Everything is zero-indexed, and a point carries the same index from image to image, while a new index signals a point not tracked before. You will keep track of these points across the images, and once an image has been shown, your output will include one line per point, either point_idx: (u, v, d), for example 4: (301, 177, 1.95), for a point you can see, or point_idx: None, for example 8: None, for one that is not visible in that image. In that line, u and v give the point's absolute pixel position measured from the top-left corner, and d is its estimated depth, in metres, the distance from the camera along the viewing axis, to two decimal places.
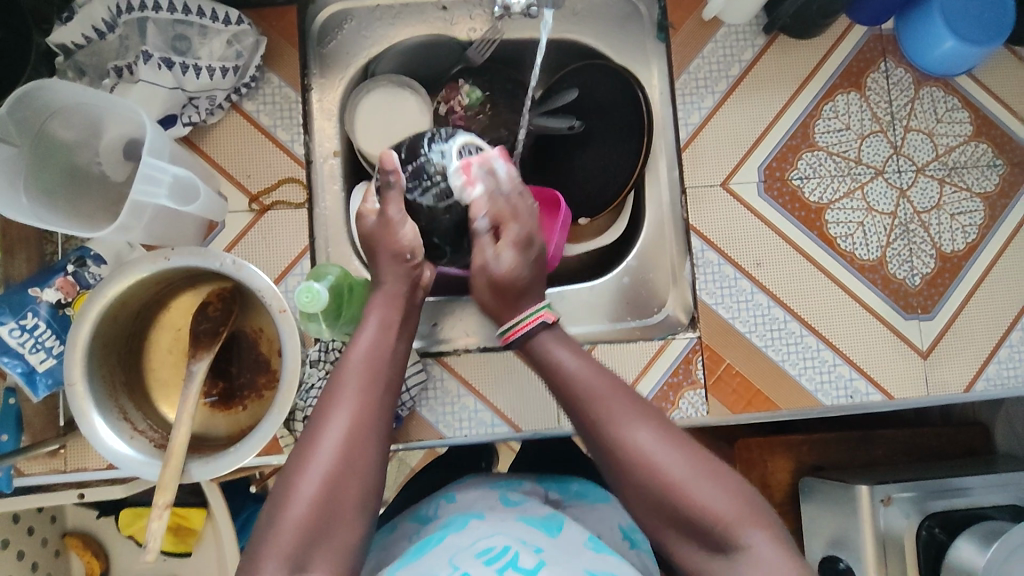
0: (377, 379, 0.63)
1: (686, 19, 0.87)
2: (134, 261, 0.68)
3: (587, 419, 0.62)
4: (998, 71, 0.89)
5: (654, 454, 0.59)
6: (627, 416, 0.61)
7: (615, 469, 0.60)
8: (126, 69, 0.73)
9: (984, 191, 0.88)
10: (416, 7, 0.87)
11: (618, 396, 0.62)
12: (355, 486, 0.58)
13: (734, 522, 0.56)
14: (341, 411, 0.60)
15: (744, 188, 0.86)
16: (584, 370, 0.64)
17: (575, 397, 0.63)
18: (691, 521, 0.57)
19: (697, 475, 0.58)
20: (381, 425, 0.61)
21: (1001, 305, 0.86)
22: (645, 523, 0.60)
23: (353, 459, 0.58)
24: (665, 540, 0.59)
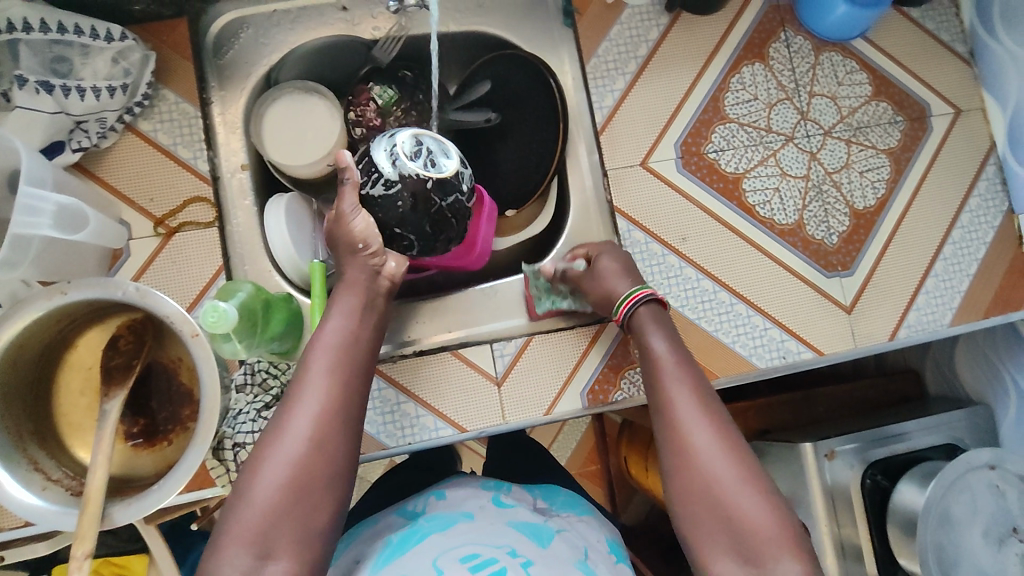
0: (348, 369, 0.63)
1: (590, 4, 0.87)
2: (28, 299, 0.63)
3: (657, 396, 0.67)
4: (889, 31, 0.93)
5: (707, 451, 0.61)
6: (695, 412, 0.64)
7: (670, 459, 0.63)
8: (2, 96, 0.68)
9: (888, 147, 0.91)
10: (315, 10, 0.85)
11: (688, 383, 0.66)
12: (333, 468, 0.59)
13: (769, 540, 0.57)
14: (314, 390, 0.61)
15: (663, 166, 0.87)
16: (666, 351, 0.69)
17: (654, 375, 0.68)
18: (726, 524, 0.59)
19: (743, 483, 0.60)
20: (355, 412, 0.62)
21: (915, 254, 0.90)
22: (679, 516, 0.62)
23: (332, 440, 0.59)
24: (693, 539, 0.61)
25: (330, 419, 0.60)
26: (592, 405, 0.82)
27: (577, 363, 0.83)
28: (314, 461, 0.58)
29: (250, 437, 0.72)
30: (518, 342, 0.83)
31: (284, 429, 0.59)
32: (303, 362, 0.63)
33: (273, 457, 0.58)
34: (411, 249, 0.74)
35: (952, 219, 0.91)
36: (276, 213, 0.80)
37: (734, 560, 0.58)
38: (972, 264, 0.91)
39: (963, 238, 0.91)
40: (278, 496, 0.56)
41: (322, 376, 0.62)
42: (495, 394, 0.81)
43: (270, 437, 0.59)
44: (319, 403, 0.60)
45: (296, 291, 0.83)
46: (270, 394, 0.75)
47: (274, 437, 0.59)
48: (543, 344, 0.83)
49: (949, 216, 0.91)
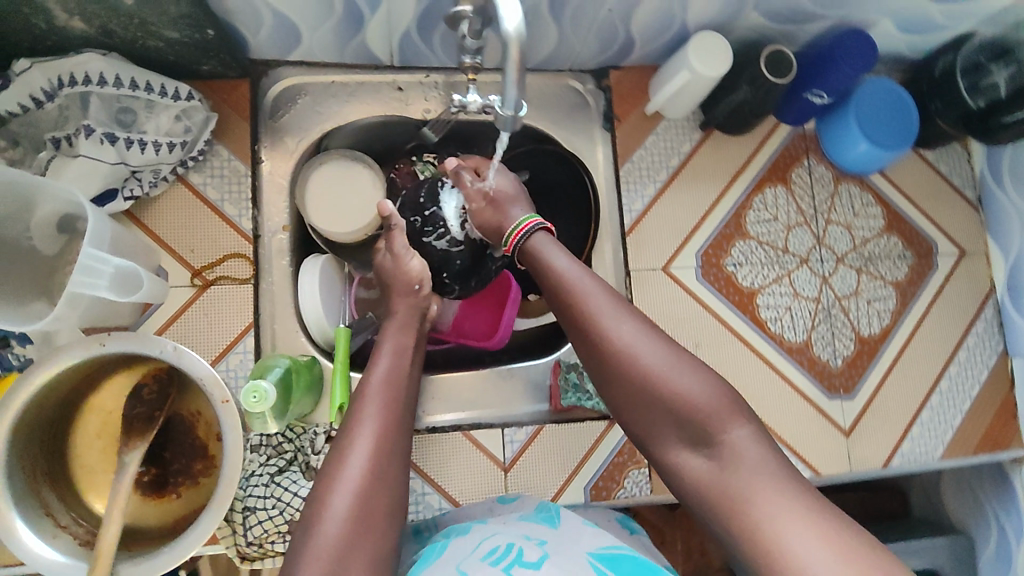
0: (396, 401, 0.66)
1: (631, 112, 0.92)
2: (67, 347, 0.64)
3: (568, 312, 0.67)
4: (906, 171, 0.99)
5: (633, 347, 0.63)
6: (607, 310, 0.65)
7: (599, 365, 0.65)
8: (65, 141, 0.70)
9: (895, 279, 0.96)
10: (371, 86, 0.88)
11: (592, 288, 0.67)
12: (390, 497, 0.61)
13: (717, 415, 0.60)
14: (369, 425, 0.63)
15: (683, 273, 0.91)
16: (570, 269, 0.68)
17: (561, 290, 0.68)
18: (672, 416, 0.61)
19: (677, 370, 0.62)
20: (402, 441, 0.65)
21: (913, 385, 0.94)
22: (632, 424, 0.65)
23: (387, 468, 0.62)
24: (654, 439, 0.64)
25: (387, 449, 0.62)
26: (594, 500, 0.84)
27: (584, 457, 0.85)
28: (374, 489, 0.60)
29: (263, 501, 0.73)
30: (529, 429, 0.85)
31: (342, 466, 0.60)
32: (354, 401, 0.66)
33: (339, 488, 0.59)
34: (450, 292, 0.89)
35: (950, 355, 0.96)
36: (312, 276, 0.83)
37: (693, 450, 0.61)
38: (966, 401, 0.95)
39: (959, 374, 0.95)
40: (348, 524, 0.57)
41: (376, 410, 0.64)
42: (500, 480, 0.83)
43: (330, 473, 0.60)
44: (372, 431, 0.62)
45: (320, 353, 0.84)
46: (283, 457, 0.77)
47: (335, 471, 0.60)
48: (552, 433, 0.85)
49: (947, 352, 0.96)
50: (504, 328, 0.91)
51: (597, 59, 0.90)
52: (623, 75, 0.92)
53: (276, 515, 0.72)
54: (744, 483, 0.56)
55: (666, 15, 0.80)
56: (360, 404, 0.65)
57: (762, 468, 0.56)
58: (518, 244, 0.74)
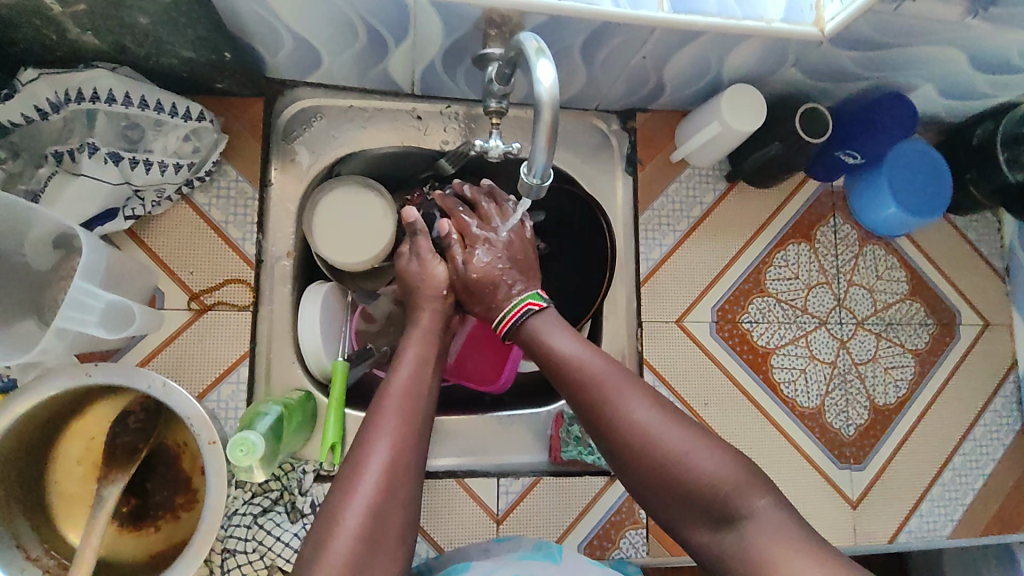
0: (417, 412, 0.62)
1: (655, 156, 0.89)
2: (49, 375, 0.62)
3: (574, 387, 0.64)
4: (933, 235, 0.96)
5: (648, 430, 0.59)
6: (619, 390, 0.62)
7: (610, 448, 0.61)
8: (68, 155, 0.67)
9: (915, 348, 0.93)
10: (389, 112, 0.85)
11: (596, 360, 0.64)
12: (404, 519, 0.57)
13: (740, 489, 0.56)
14: (386, 439, 0.59)
15: (697, 327, 0.87)
16: (572, 346, 0.66)
17: (565, 366, 0.65)
18: (694, 494, 0.57)
19: (692, 444, 0.58)
20: (422, 456, 0.60)
21: (925, 459, 0.91)
22: (655, 506, 0.60)
23: (403, 486, 0.57)
24: (678, 524, 0.59)
25: (405, 468, 0.58)
26: (587, 558, 0.81)
27: (581, 512, 0.82)
28: (388, 509, 0.56)
29: (243, 544, 0.69)
30: (525, 480, 0.82)
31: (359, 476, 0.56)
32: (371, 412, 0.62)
33: (351, 506, 0.54)
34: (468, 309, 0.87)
35: (965, 430, 0.92)
36: (312, 307, 0.80)
37: (718, 527, 0.56)
38: (978, 479, 0.91)
39: (973, 450, 0.92)
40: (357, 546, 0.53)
41: (393, 424, 0.60)
42: (492, 531, 0.80)
43: (341, 488, 0.56)
44: (393, 442, 0.59)
45: (315, 387, 0.81)
46: (269, 496, 0.73)
47: (345, 488, 0.56)
48: (550, 486, 0.82)
49: (963, 426, 0.93)
50: (509, 368, 0.88)
51: (624, 101, 0.87)
52: (650, 118, 0.90)
53: (256, 559, 0.69)
54: (766, 554, 0.52)
55: (703, 65, 0.77)
56: (377, 416, 0.61)
57: (785, 535, 0.52)
58: (513, 326, 0.71)
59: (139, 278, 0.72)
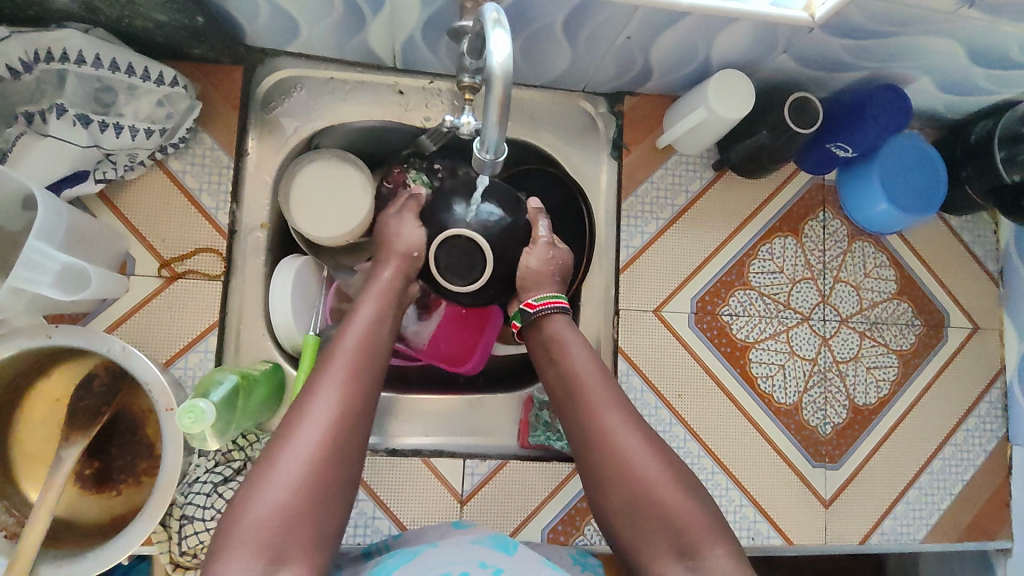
0: (368, 364, 0.63)
1: (641, 141, 0.87)
2: (11, 337, 0.62)
3: (573, 402, 0.68)
4: (925, 233, 0.93)
5: (636, 457, 0.63)
6: (613, 412, 0.65)
7: (594, 464, 0.64)
8: (38, 116, 0.66)
9: (899, 349, 0.91)
10: (371, 86, 0.84)
11: (599, 379, 0.68)
12: (340, 476, 0.57)
13: (704, 533, 0.59)
14: (327, 394, 0.59)
15: (675, 317, 0.86)
16: (584, 360, 0.69)
17: (570, 381, 0.69)
18: (665, 524, 0.60)
19: (673, 483, 0.62)
20: (367, 409, 0.61)
21: (903, 461, 0.89)
22: (621, 530, 0.63)
23: (342, 443, 0.57)
24: (637, 552, 0.61)
25: (344, 424, 0.58)
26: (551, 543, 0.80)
27: (546, 498, 0.81)
28: (327, 464, 0.56)
29: (202, 511, 0.68)
30: (492, 463, 0.81)
31: (297, 427, 0.57)
32: (318, 365, 0.62)
33: (285, 455, 0.55)
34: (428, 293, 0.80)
35: (946, 434, 0.91)
36: (285, 283, 0.79)
37: (675, 558, 0.59)
38: (956, 484, 0.90)
39: (953, 455, 0.90)
40: (292, 495, 0.53)
41: (336, 383, 0.60)
42: (455, 512, 0.80)
43: (278, 440, 0.57)
44: (337, 392, 0.59)
45: (284, 359, 0.81)
46: (230, 466, 0.73)
47: (283, 440, 0.56)
48: (517, 470, 0.81)
49: (944, 431, 0.91)
50: (479, 353, 0.87)
51: (611, 84, 0.85)
52: (638, 102, 0.87)
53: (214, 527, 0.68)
54: None
55: (690, 49, 0.74)
56: (322, 373, 0.61)
57: None
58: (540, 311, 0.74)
59: (109, 243, 0.72)
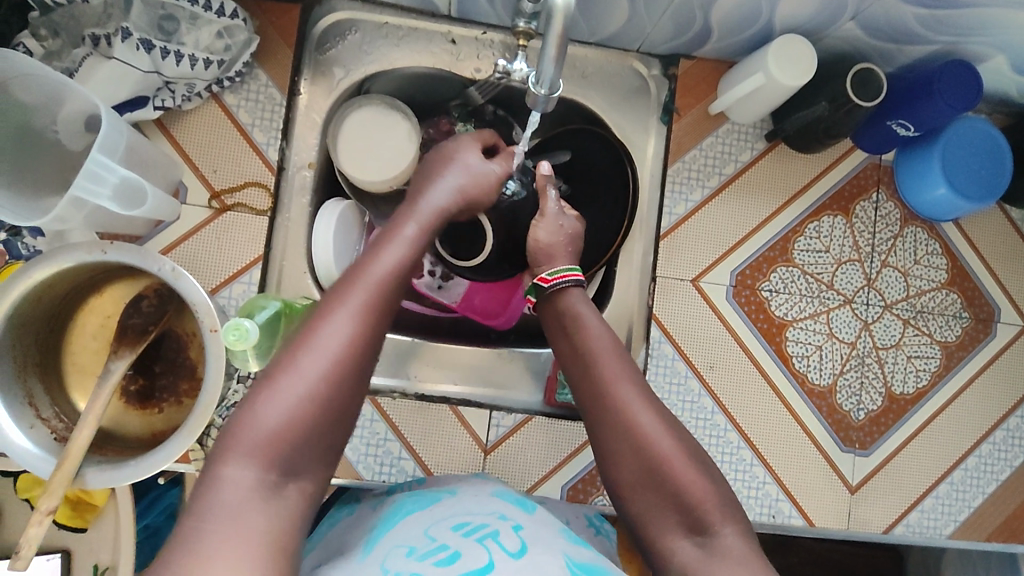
0: (388, 297, 0.59)
1: (693, 106, 0.86)
2: (68, 249, 0.64)
3: (586, 374, 0.67)
4: (984, 223, 0.90)
5: (649, 432, 0.63)
6: (625, 382, 0.66)
7: (605, 434, 0.65)
8: (103, 39, 0.68)
9: (944, 340, 0.88)
10: (424, 33, 0.84)
11: (612, 353, 0.67)
12: (345, 402, 0.56)
13: (716, 511, 0.60)
14: (346, 314, 0.57)
15: (713, 289, 0.85)
16: (598, 332, 0.69)
17: (583, 353, 0.68)
18: (675, 499, 0.61)
19: (686, 459, 0.62)
20: (375, 345, 0.58)
21: (937, 455, 0.87)
22: (629, 500, 0.63)
23: (349, 369, 0.56)
24: (645, 523, 0.62)
25: (357, 351, 0.56)
26: (569, 500, 0.81)
27: (568, 456, 0.82)
28: (338, 383, 0.55)
29: None
30: (517, 417, 0.82)
31: (301, 356, 0.55)
32: (343, 281, 0.59)
33: (295, 377, 0.54)
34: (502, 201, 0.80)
35: (985, 432, 0.88)
36: (328, 222, 0.80)
37: (685, 534, 0.60)
38: (991, 484, 0.87)
39: (990, 454, 0.88)
40: (299, 416, 0.54)
41: (354, 305, 0.57)
42: (479, 461, 0.81)
43: (292, 356, 0.55)
44: (350, 322, 0.56)
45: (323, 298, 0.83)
46: None
47: (290, 362, 0.55)
48: (541, 426, 0.82)
49: (982, 428, 0.88)
50: (511, 309, 0.89)
51: (667, 45, 0.83)
52: (694, 66, 0.86)
53: None
54: None
55: (752, 9, 0.72)
56: (341, 292, 0.58)
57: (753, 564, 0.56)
58: (556, 286, 0.74)
59: (164, 169, 0.74)
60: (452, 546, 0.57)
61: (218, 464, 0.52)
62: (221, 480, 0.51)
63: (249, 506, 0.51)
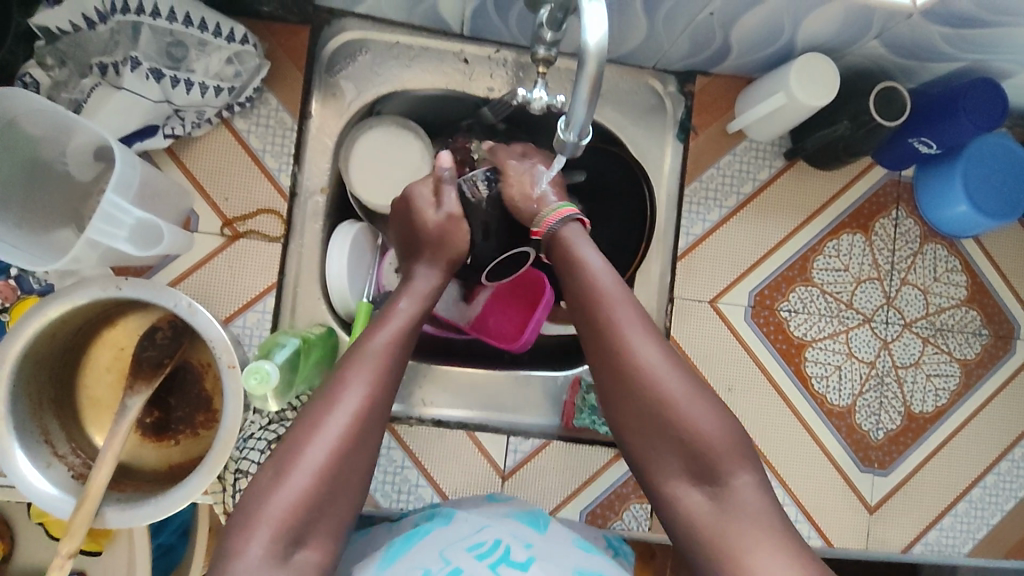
0: (389, 374, 0.63)
1: (710, 124, 0.84)
2: (82, 286, 0.63)
3: (591, 313, 0.66)
4: (1004, 239, 0.89)
5: (655, 372, 0.62)
6: (626, 317, 0.64)
7: (609, 374, 0.64)
8: (111, 67, 0.66)
9: (963, 357, 0.87)
10: (436, 53, 0.82)
11: (619, 293, 0.66)
12: (349, 482, 0.58)
13: (723, 453, 0.60)
14: (357, 389, 0.60)
15: (731, 310, 0.84)
16: (601, 270, 0.67)
17: (586, 291, 0.67)
18: (681, 443, 0.61)
19: (692, 398, 0.62)
20: (379, 424, 0.61)
21: (956, 473, 0.86)
22: (631, 442, 0.63)
23: (353, 451, 0.59)
24: (648, 466, 0.62)
25: (361, 427, 0.59)
26: (587, 524, 0.81)
27: (587, 480, 0.81)
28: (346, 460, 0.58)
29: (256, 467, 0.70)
30: (535, 442, 0.82)
31: (309, 440, 0.58)
32: (350, 358, 0.63)
33: (310, 448, 0.57)
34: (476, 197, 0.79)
35: (1004, 449, 0.88)
36: (342, 242, 0.79)
37: (693, 483, 0.60)
38: (1009, 501, 0.87)
39: (1009, 471, 0.87)
40: (309, 488, 0.56)
41: (362, 384, 0.61)
42: (496, 486, 0.80)
43: (307, 428, 0.58)
44: (356, 402, 0.60)
45: (338, 324, 0.82)
46: (283, 424, 0.73)
47: (297, 448, 0.57)
48: (560, 450, 0.82)
49: (1001, 445, 0.88)
50: (530, 327, 0.85)
51: (684, 62, 0.81)
52: (710, 83, 0.84)
53: None
54: (733, 528, 0.56)
55: (773, 28, 0.71)
56: (346, 372, 0.61)
57: (760, 516, 0.56)
58: (551, 230, 0.72)
59: (176, 199, 0.73)
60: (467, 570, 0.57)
61: (232, 546, 0.54)
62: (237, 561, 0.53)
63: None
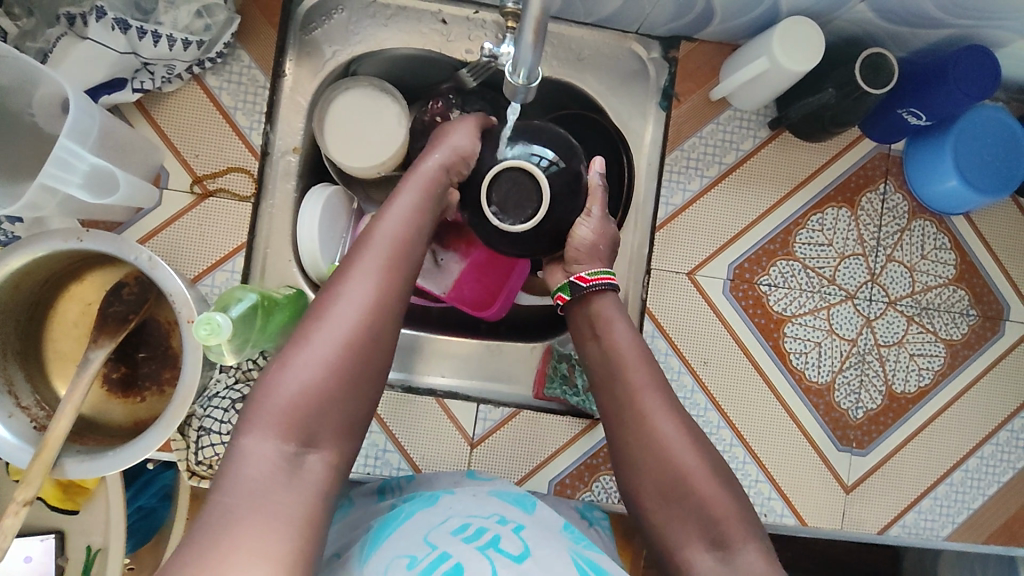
0: (397, 262, 0.62)
1: (693, 92, 0.82)
2: (43, 237, 0.63)
3: (616, 385, 0.66)
4: (996, 216, 0.86)
5: (676, 445, 0.62)
6: (651, 386, 0.65)
7: (631, 451, 0.64)
8: (79, 18, 0.65)
9: (949, 338, 0.85)
10: (413, 13, 0.81)
11: (642, 362, 0.67)
12: (360, 372, 0.58)
13: (736, 525, 0.59)
14: (364, 279, 0.60)
15: (709, 283, 0.82)
16: (628, 341, 0.68)
17: (613, 360, 0.67)
18: (697, 512, 0.60)
19: (710, 475, 0.61)
20: (390, 315, 0.60)
21: (937, 454, 0.84)
22: (648, 511, 0.62)
23: (364, 339, 0.58)
24: (663, 537, 0.61)
25: (372, 316, 0.59)
26: (556, 495, 0.80)
27: (557, 450, 0.80)
28: (360, 344, 0.58)
29: (219, 425, 0.70)
30: (505, 411, 0.81)
31: (317, 328, 0.58)
32: (352, 251, 0.62)
33: (317, 339, 0.57)
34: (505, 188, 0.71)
35: (988, 432, 0.85)
36: (314, 207, 0.78)
37: (705, 547, 0.58)
38: (992, 485, 0.85)
39: (993, 455, 0.85)
40: (320, 373, 0.56)
41: (368, 273, 0.60)
42: (466, 454, 0.80)
43: (315, 318, 0.58)
44: (363, 292, 0.59)
45: (309, 288, 0.81)
46: (249, 384, 0.73)
47: (304, 336, 0.58)
48: (531, 419, 0.81)
49: (985, 429, 0.85)
50: (503, 300, 0.86)
51: (666, 26, 0.79)
52: (694, 49, 0.82)
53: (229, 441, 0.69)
54: None
55: None
56: (354, 263, 0.61)
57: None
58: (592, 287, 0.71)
59: (144, 153, 0.72)
60: (454, 555, 0.54)
61: (240, 435, 0.54)
62: (244, 451, 0.53)
63: (268, 477, 0.52)
